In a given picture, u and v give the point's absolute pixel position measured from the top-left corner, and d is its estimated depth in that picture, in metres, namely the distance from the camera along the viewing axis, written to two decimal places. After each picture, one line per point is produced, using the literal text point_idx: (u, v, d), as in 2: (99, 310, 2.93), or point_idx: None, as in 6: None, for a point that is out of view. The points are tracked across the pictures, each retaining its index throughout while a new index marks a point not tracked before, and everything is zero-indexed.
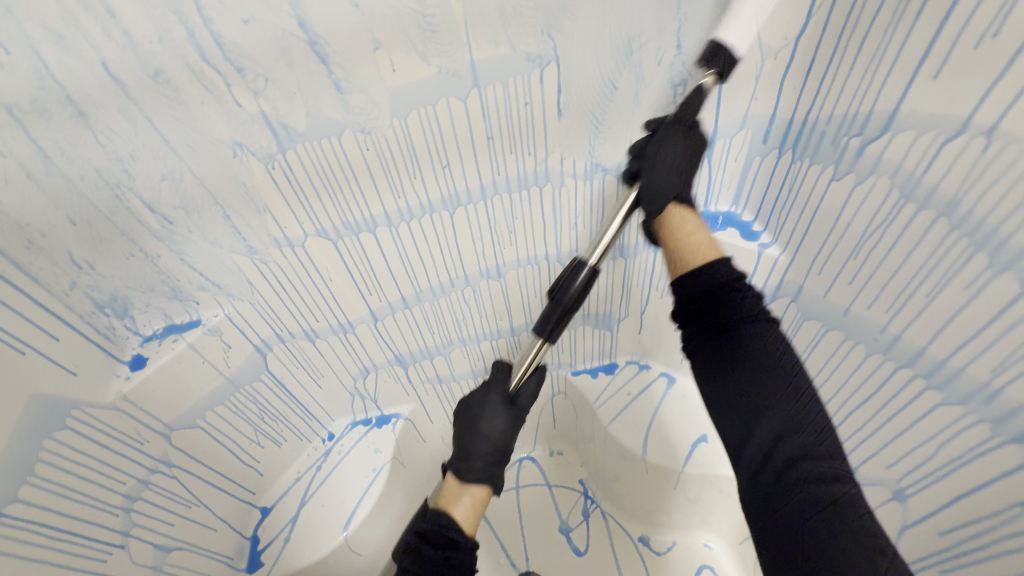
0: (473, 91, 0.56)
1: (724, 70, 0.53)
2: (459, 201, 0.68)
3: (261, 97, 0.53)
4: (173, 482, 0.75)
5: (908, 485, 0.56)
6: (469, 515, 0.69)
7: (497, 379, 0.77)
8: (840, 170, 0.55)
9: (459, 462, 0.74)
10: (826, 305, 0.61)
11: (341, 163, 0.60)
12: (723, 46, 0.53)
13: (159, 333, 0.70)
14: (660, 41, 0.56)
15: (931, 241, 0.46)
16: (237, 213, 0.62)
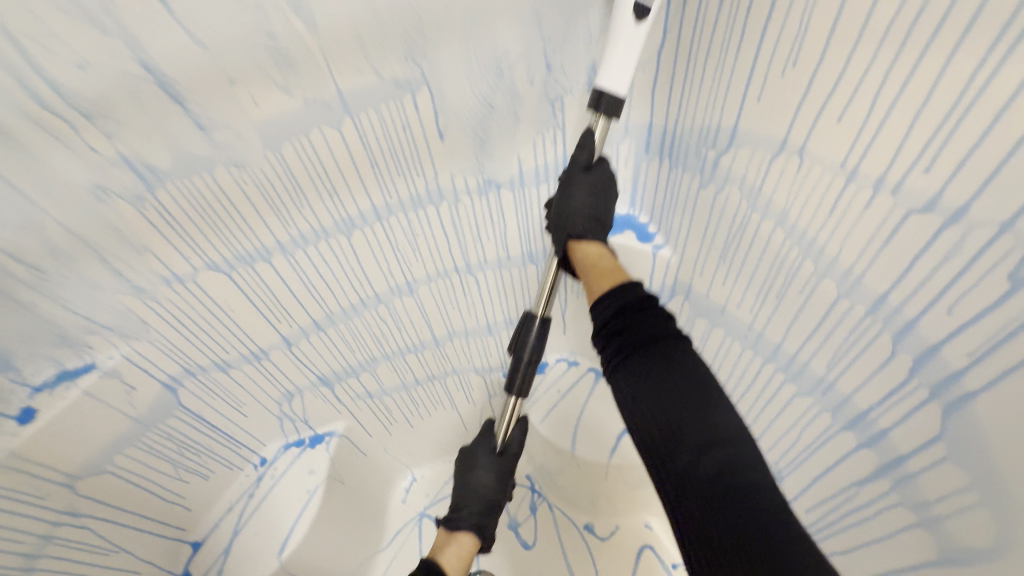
0: (347, 119, 0.56)
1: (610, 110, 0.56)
2: (354, 224, 0.67)
3: (116, 139, 0.51)
4: (82, 531, 0.72)
5: (783, 469, 0.59)
6: (458, 560, 0.70)
7: (483, 434, 0.79)
8: (704, 179, 0.59)
9: (450, 512, 0.76)
10: (708, 304, 0.65)
11: (219, 199, 0.58)
12: (605, 93, 0.56)
13: (50, 382, 0.67)
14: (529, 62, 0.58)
15: (774, 247, 0.50)
16: (115, 254, 0.60)
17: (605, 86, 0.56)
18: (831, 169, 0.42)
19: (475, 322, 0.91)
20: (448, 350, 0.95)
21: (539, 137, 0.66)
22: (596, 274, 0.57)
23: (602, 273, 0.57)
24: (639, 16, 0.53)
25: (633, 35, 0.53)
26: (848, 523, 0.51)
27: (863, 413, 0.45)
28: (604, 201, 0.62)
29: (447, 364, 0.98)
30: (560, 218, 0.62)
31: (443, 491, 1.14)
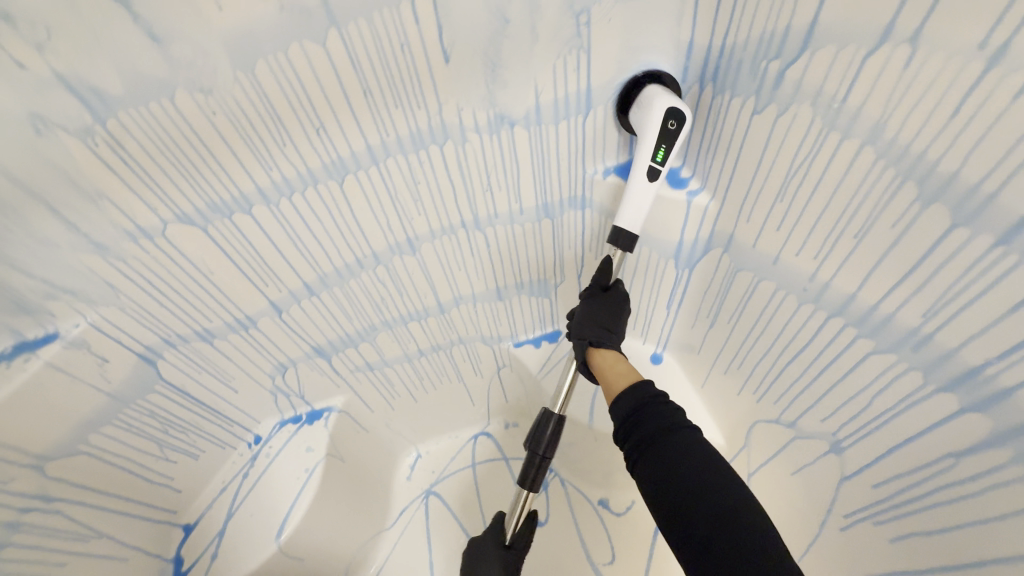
0: (332, 31, 0.47)
1: (627, 246, 0.64)
2: (347, 168, 0.58)
3: (49, 52, 0.42)
4: (57, 517, 0.66)
5: (844, 437, 0.54)
6: None
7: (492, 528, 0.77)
8: (761, 100, 0.50)
9: None
10: (756, 256, 0.58)
11: (184, 134, 0.49)
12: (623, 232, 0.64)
13: (8, 353, 0.58)
14: None
15: (857, 174, 0.43)
16: (66, 203, 0.51)
17: (622, 225, 0.63)
18: (961, 55, 0.33)
19: (485, 286, 0.83)
20: (454, 318, 0.87)
21: (561, 61, 0.56)
22: (614, 378, 0.62)
23: (618, 376, 0.62)
24: (652, 176, 0.61)
25: (646, 190, 0.62)
26: (932, 505, 0.46)
27: (977, 370, 0.40)
28: (622, 322, 0.69)
29: (454, 333, 0.90)
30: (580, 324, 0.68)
31: (450, 466, 1.07)
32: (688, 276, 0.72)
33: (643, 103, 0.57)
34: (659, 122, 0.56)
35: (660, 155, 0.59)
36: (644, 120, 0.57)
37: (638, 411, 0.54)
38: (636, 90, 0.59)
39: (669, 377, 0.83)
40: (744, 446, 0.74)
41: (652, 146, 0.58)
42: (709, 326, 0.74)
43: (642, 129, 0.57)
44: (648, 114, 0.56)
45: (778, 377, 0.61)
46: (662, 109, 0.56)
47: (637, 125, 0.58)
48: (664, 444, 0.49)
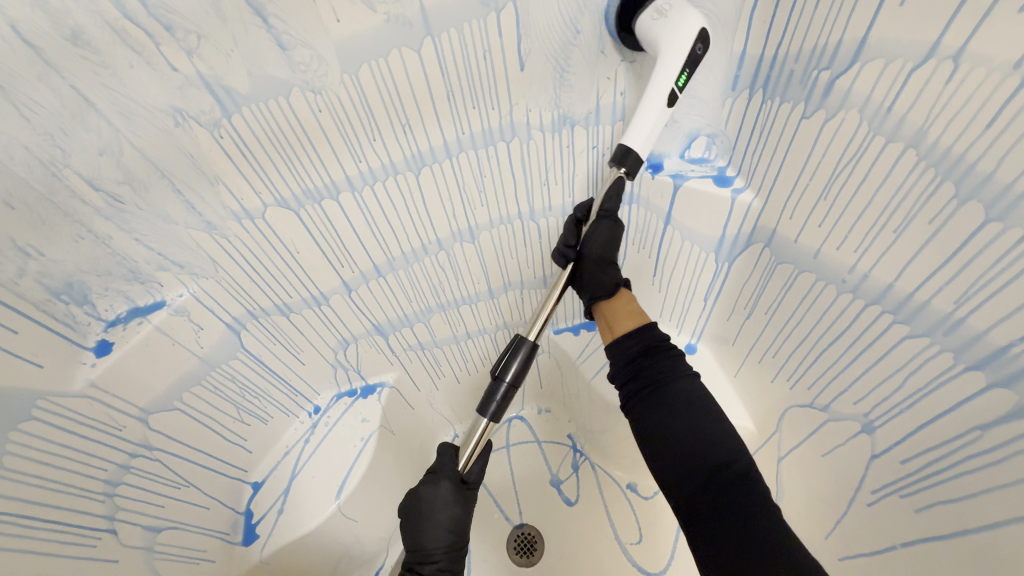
0: (427, 40, 0.54)
1: (633, 168, 0.61)
2: (424, 160, 0.65)
3: (196, 57, 0.49)
4: (156, 463, 0.73)
5: (875, 418, 0.59)
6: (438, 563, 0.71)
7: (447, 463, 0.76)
8: (810, 107, 0.55)
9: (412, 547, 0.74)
10: (797, 250, 0.63)
11: (293, 126, 0.57)
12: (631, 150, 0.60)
13: (123, 318, 0.67)
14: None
15: (900, 173, 0.47)
16: (188, 186, 0.59)
17: (633, 144, 0.60)
18: (1000, 70, 0.37)
19: (533, 275, 0.89)
20: (501, 303, 0.93)
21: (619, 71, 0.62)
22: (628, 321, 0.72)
23: (627, 317, 0.72)
24: (670, 101, 0.59)
25: (662, 115, 0.59)
26: (956, 476, 0.51)
27: (1003, 350, 0.44)
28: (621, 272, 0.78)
29: (500, 317, 0.96)
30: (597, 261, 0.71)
31: None
32: (727, 269, 0.77)
33: (666, 14, 0.55)
34: (690, 40, 0.56)
35: (683, 80, 0.58)
36: (672, 32, 0.56)
37: (646, 352, 0.67)
38: (648, 2, 0.56)
39: (704, 365, 0.89)
40: (775, 432, 0.79)
41: (680, 63, 0.56)
42: (744, 317, 0.78)
43: (668, 40, 0.56)
44: (677, 27, 0.56)
45: (813, 364, 0.66)
46: (693, 26, 0.56)
47: (660, 26, 0.56)
48: (670, 384, 0.63)
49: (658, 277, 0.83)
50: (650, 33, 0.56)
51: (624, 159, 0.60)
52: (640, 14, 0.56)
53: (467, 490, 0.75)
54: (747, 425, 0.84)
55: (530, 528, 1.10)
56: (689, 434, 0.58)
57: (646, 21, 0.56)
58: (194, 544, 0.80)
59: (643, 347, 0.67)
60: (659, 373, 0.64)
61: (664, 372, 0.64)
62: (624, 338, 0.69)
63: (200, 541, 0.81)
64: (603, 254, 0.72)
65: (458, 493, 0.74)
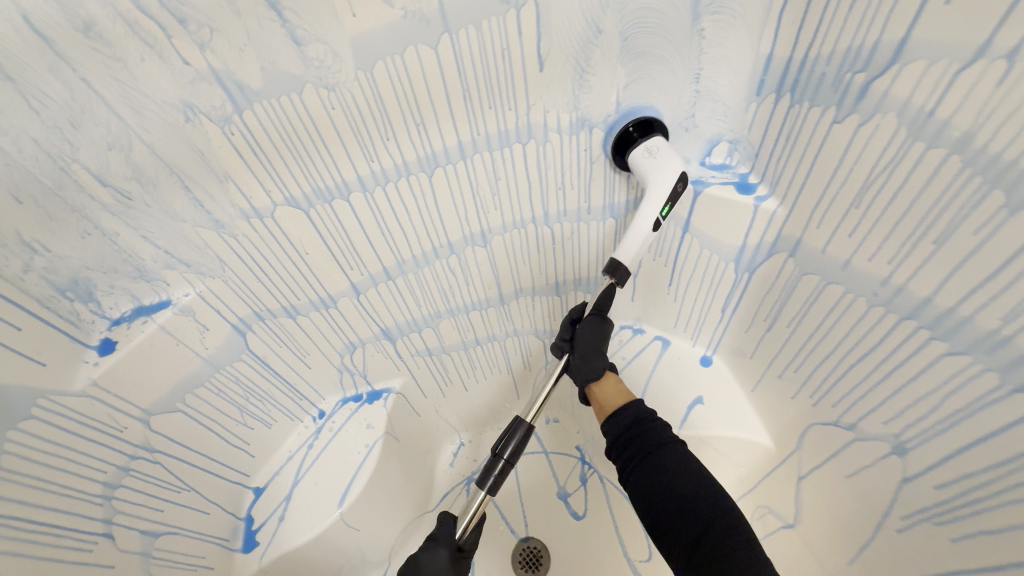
0: (444, 37, 0.52)
1: (622, 280, 0.68)
2: (437, 161, 0.63)
3: (208, 50, 0.48)
4: (156, 467, 0.71)
5: (908, 439, 0.56)
6: None
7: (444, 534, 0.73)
8: (842, 111, 0.53)
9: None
10: (824, 260, 0.60)
11: (304, 124, 0.55)
12: (620, 264, 0.67)
13: (129, 315, 0.66)
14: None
15: (942, 181, 0.45)
16: (197, 183, 0.58)
17: (623, 261, 0.67)
18: None
19: (545, 280, 0.86)
20: (512, 310, 0.91)
21: (636, 81, 0.61)
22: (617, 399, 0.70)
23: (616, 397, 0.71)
24: (654, 227, 0.67)
25: (647, 239, 0.67)
26: (1005, 502, 0.48)
27: None
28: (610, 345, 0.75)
29: (511, 325, 0.94)
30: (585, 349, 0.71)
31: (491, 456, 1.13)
32: (747, 279, 0.74)
33: (656, 153, 0.63)
34: (674, 180, 0.64)
35: (666, 210, 0.66)
36: (660, 170, 0.64)
37: (635, 424, 0.64)
38: (641, 138, 0.63)
39: (721, 378, 0.87)
40: (796, 449, 0.76)
41: (664, 199, 0.65)
42: (765, 330, 0.76)
43: (657, 178, 0.64)
44: (664, 167, 0.64)
45: (839, 379, 0.63)
46: (676, 169, 0.64)
47: (647, 164, 0.64)
48: (659, 457, 0.60)
49: (672, 285, 0.82)
50: (641, 167, 0.64)
51: (614, 273, 0.68)
52: (634, 149, 0.64)
53: (462, 558, 0.72)
54: (764, 441, 0.81)
55: (536, 542, 1.07)
56: (685, 502, 0.56)
57: (638, 156, 0.64)
58: (192, 550, 0.78)
59: (633, 420, 0.65)
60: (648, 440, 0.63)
61: (656, 439, 0.62)
62: (614, 413, 0.67)
63: (199, 547, 0.79)
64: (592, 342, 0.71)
65: (454, 562, 0.71)
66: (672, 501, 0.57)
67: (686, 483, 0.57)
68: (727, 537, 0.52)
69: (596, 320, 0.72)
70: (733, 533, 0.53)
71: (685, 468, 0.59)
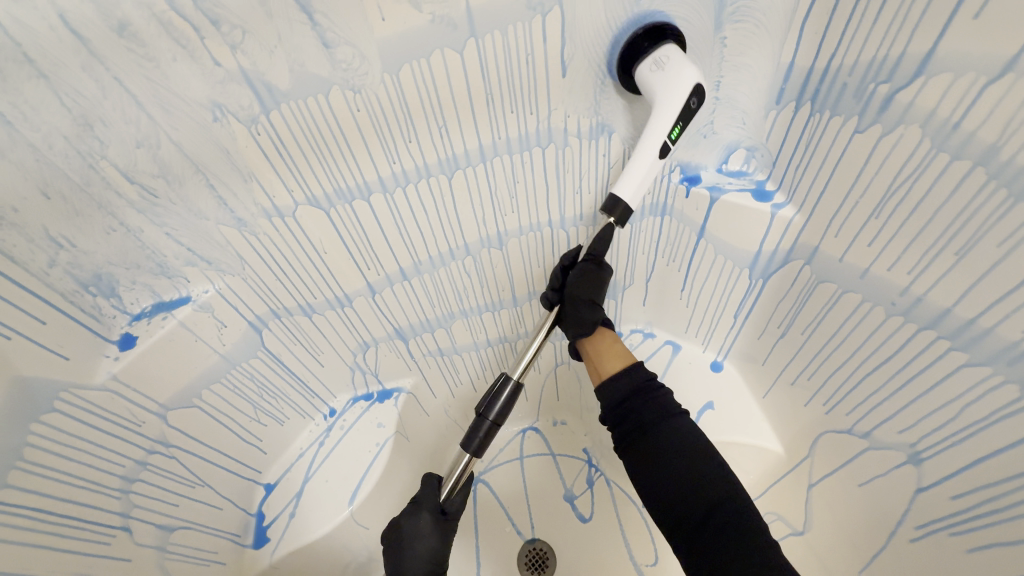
0: (471, 41, 0.53)
1: (622, 218, 0.60)
2: (458, 164, 0.64)
3: (239, 51, 0.49)
4: (172, 462, 0.72)
5: (924, 449, 0.56)
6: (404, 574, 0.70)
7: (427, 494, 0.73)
8: (864, 121, 0.53)
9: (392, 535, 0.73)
10: (841, 269, 0.61)
11: (329, 125, 0.56)
12: (620, 199, 0.59)
13: (148, 311, 0.66)
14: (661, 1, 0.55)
15: (966, 193, 0.45)
16: (222, 182, 0.58)
17: (623, 194, 0.59)
18: None
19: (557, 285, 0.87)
20: (524, 312, 0.92)
21: None
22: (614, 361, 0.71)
23: (613, 356, 0.72)
24: (662, 153, 0.59)
25: (654, 165, 0.59)
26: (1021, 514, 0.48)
27: None
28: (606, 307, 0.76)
29: (521, 326, 0.94)
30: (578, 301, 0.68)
31: (500, 457, 1.14)
32: (761, 286, 0.75)
33: (665, 65, 0.55)
34: (686, 93, 0.55)
35: (676, 132, 0.58)
36: (668, 83, 0.55)
37: (635, 394, 0.66)
38: (649, 49, 0.56)
39: (732, 383, 0.87)
40: (807, 456, 0.76)
41: (674, 117, 0.56)
42: (778, 337, 0.76)
43: (665, 91, 0.55)
44: (674, 78, 0.55)
45: (854, 388, 0.63)
46: (689, 80, 0.55)
47: (656, 76, 0.56)
48: (659, 428, 0.62)
49: (685, 290, 0.83)
50: (649, 82, 0.56)
51: (613, 209, 0.59)
52: (641, 63, 0.56)
53: (447, 523, 0.72)
54: (775, 447, 0.81)
55: (542, 543, 1.07)
56: (687, 473, 0.57)
57: (645, 71, 0.56)
58: (206, 545, 0.78)
59: (632, 390, 0.66)
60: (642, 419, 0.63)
61: (649, 418, 0.63)
62: (613, 377, 0.68)
63: (212, 542, 0.79)
64: (587, 294, 0.68)
65: (437, 526, 0.71)
66: (674, 469, 0.58)
67: (685, 455, 0.59)
68: (729, 511, 0.54)
69: (591, 268, 0.68)
70: (737, 506, 0.54)
71: (683, 439, 0.60)
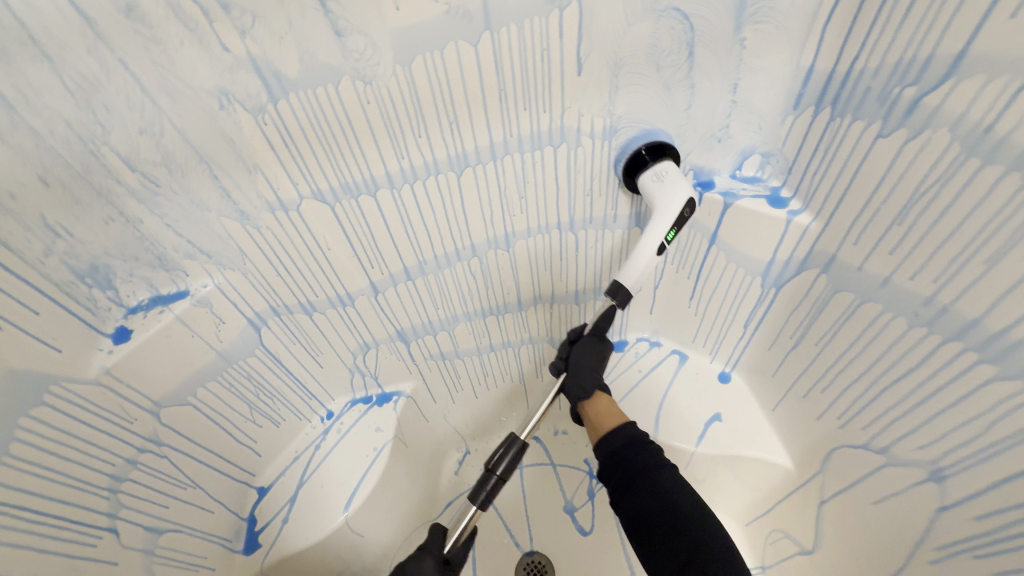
0: (486, 34, 0.52)
1: (623, 302, 0.67)
2: (467, 161, 0.62)
3: (248, 37, 0.48)
4: (164, 462, 0.70)
5: (947, 465, 0.54)
6: None
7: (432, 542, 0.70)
8: (887, 125, 0.52)
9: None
10: (860, 278, 0.59)
11: (338, 117, 0.54)
12: (621, 287, 0.66)
13: (145, 305, 0.64)
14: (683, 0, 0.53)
15: (997, 200, 0.43)
16: (226, 172, 0.57)
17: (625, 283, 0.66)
18: None
19: (564, 289, 0.85)
20: (529, 316, 0.90)
21: (672, 91, 0.60)
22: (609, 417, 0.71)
23: (609, 413, 0.72)
24: (659, 251, 0.66)
25: (652, 262, 0.66)
26: None
27: None
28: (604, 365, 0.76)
29: (526, 332, 0.93)
30: (584, 368, 0.71)
31: None
32: (774, 295, 0.73)
33: (665, 179, 0.64)
34: (681, 204, 0.64)
35: (671, 235, 0.66)
36: (667, 196, 0.64)
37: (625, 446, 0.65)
38: (652, 164, 0.65)
39: (741, 395, 0.85)
40: (819, 472, 0.73)
41: (669, 223, 0.65)
42: (789, 348, 0.74)
43: (663, 201, 0.64)
44: (672, 192, 0.64)
45: (873, 401, 0.61)
46: (683, 194, 0.64)
47: (654, 188, 0.64)
48: (645, 477, 0.60)
49: (694, 298, 0.82)
50: (649, 190, 0.65)
51: (615, 294, 0.66)
52: (643, 173, 0.65)
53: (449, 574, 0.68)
54: (785, 462, 0.78)
55: (540, 556, 1.04)
56: (671, 524, 0.56)
57: (647, 181, 0.65)
58: (194, 549, 0.76)
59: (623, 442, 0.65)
60: (639, 464, 0.62)
61: (645, 464, 0.62)
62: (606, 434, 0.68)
63: (201, 546, 0.77)
64: (591, 363, 0.72)
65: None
66: (657, 520, 0.57)
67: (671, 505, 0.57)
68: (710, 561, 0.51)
69: (596, 341, 0.73)
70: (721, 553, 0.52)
71: (670, 490, 0.59)
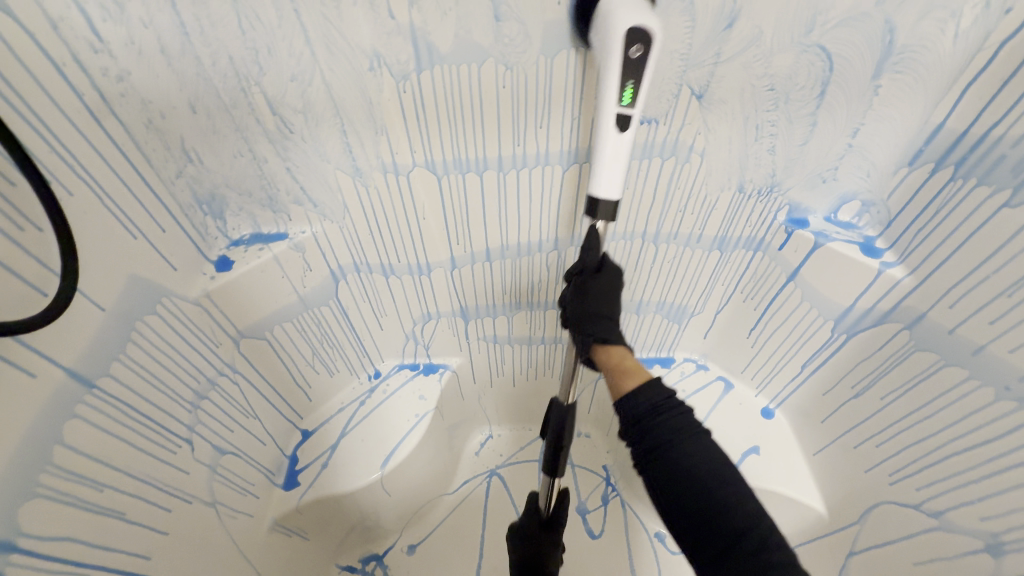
0: None
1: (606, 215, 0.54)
2: (576, 158, 0.64)
3: (414, 7, 0.50)
4: (235, 387, 0.73)
5: (1008, 541, 0.55)
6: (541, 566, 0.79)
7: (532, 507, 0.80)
8: (1016, 196, 0.52)
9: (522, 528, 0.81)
10: (948, 342, 0.59)
11: (470, 93, 0.57)
12: (599, 200, 0.54)
13: (247, 240, 0.70)
14: (834, 35, 0.54)
15: None
16: (354, 127, 0.60)
17: (598, 194, 0.54)
18: None
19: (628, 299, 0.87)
20: None
21: (793, 126, 0.61)
22: (622, 378, 0.60)
23: (622, 372, 0.60)
24: (621, 124, 0.50)
25: (618, 145, 0.51)
26: None
27: None
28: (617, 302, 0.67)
29: None
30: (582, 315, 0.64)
31: (516, 455, 1.13)
32: (842, 343, 0.72)
33: (602, 14, 0.47)
34: (623, 41, 0.45)
35: (627, 97, 0.48)
36: (603, 37, 0.47)
37: (649, 413, 0.55)
38: None
39: (781, 433, 0.85)
40: (854, 522, 0.73)
41: (618, 80, 0.47)
42: (849, 397, 0.73)
43: (601, 47, 0.47)
44: (606, 30, 0.46)
45: (942, 463, 0.61)
46: (624, 28, 0.45)
47: (596, 39, 0.48)
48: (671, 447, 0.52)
49: (755, 328, 0.82)
50: (595, 44, 0.49)
51: (593, 212, 0.55)
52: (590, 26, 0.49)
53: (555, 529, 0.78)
54: (818, 507, 0.78)
55: None
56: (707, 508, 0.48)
57: (593, 34, 0.49)
58: (247, 475, 0.77)
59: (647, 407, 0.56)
60: (664, 435, 0.53)
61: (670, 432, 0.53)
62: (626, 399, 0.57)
63: (252, 472, 0.79)
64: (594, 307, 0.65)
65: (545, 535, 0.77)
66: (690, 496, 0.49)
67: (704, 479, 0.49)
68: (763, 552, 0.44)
69: (584, 282, 0.65)
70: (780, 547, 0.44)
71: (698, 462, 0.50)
